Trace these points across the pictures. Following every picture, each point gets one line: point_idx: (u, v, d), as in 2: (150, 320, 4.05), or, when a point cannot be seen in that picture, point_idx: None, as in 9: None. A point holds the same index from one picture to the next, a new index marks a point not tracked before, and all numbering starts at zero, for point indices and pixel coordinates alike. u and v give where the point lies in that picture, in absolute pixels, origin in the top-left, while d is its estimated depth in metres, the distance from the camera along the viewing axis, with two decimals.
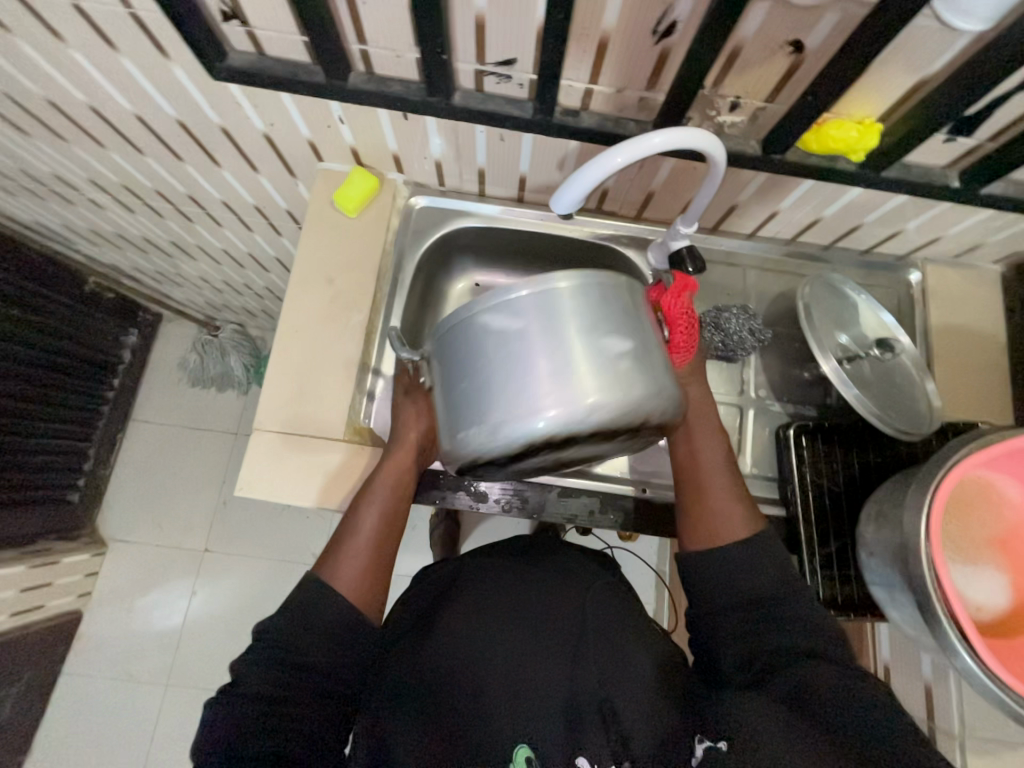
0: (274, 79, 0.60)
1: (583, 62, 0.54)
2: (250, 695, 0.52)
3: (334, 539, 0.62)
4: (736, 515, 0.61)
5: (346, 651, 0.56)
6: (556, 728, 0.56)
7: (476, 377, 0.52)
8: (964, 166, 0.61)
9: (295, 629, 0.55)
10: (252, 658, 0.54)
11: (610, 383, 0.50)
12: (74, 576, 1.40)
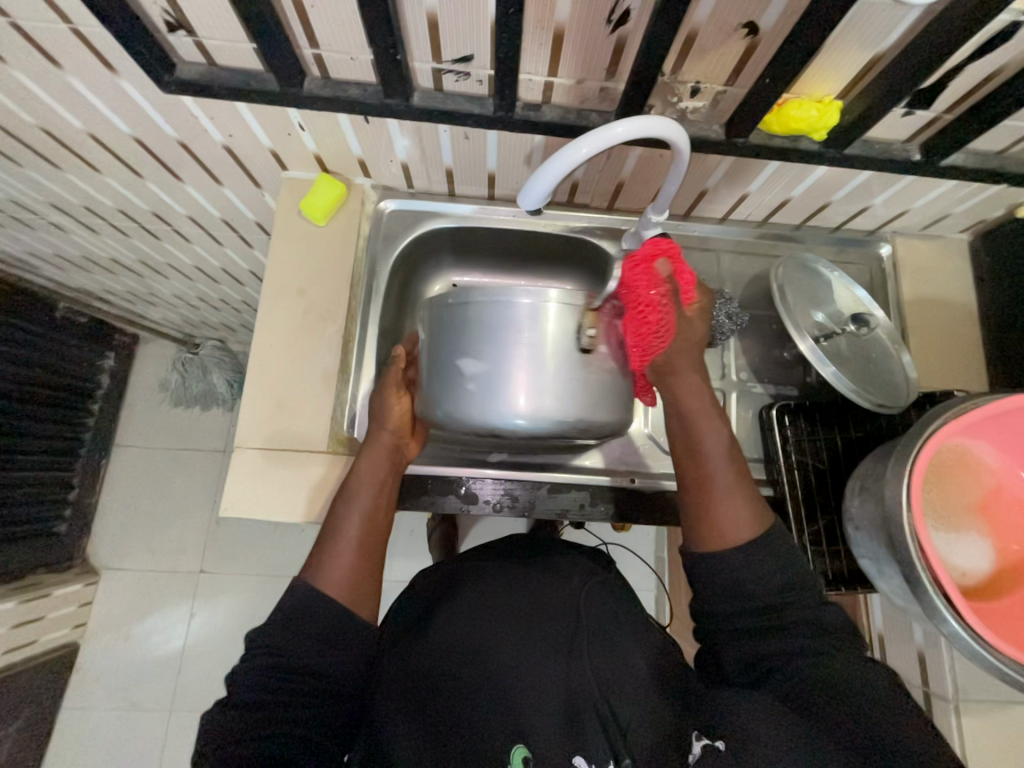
0: (227, 89, 0.59)
1: (540, 55, 0.54)
2: (247, 704, 0.52)
3: (316, 544, 0.61)
4: (741, 510, 0.59)
5: (338, 653, 0.55)
6: (557, 726, 0.56)
7: (461, 353, 0.65)
8: (925, 139, 0.62)
9: (286, 636, 0.55)
10: (245, 665, 0.54)
11: (575, 385, 0.64)
12: (67, 608, 1.37)
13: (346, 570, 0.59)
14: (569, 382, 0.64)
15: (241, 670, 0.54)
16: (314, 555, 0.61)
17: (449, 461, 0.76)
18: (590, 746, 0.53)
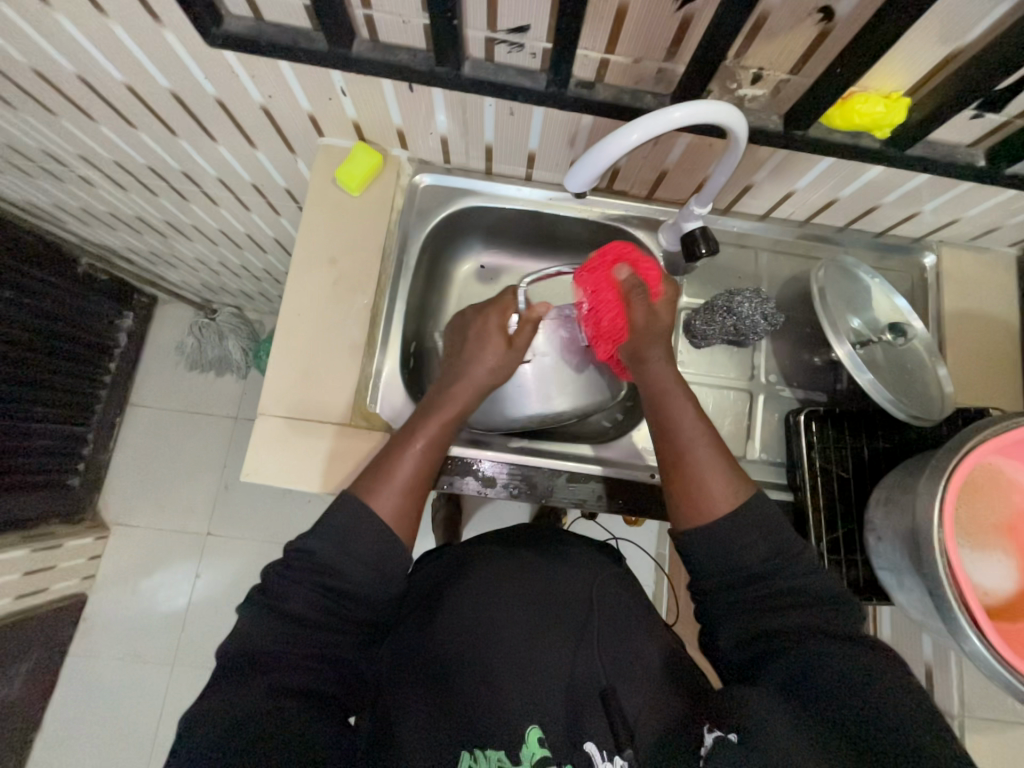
0: (273, 46, 0.57)
1: (599, 29, 0.52)
2: (288, 615, 0.52)
3: (378, 458, 0.61)
4: (717, 484, 0.59)
5: (383, 584, 0.55)
6: (561, 713, 0.56)
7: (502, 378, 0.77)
8: (990, 145, 0.59)
9: (335, 554, 0.54)
10: (288, 575, 0.54)
11: (568, 389, 0.79)
12: (78, 559, 1.41)
13: (401, 489, 0.59)
14: (561, 383, 0.78)
15: (281, 576, 0.54)
16: (368, 472, 0.60)
17: (469, 442, 0.76)
18: (595, 730, 0.53)
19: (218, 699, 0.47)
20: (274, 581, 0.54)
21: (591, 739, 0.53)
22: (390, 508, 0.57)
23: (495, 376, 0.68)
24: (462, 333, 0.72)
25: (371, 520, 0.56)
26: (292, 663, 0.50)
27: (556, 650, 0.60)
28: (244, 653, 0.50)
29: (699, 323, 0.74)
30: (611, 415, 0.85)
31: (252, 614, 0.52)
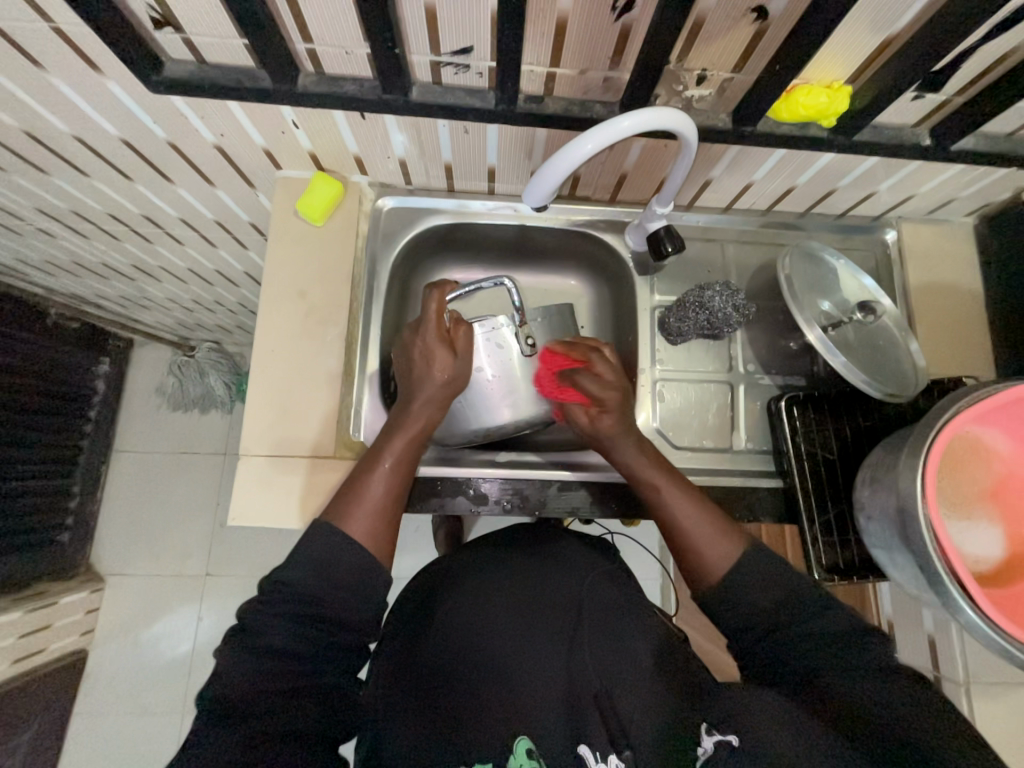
0: (219, 88, 0.57)
1: (542, 44, 0.52)
2: (267, 650, 0.50)
3: (343, 488, 0.59)
4: (711, 550, 0.60)
5: (364, 606, 0.53)
6: (556, 722, 0.54)
7: (468, 392, 0.72)
8: (934, 123, 0.61)
9: (312, 581, 0.52)
10: (264, 609, 0.51)
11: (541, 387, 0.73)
12: (75, 615, 1.37)
13: (374, 512, 0.58)
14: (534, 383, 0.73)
15: (256, 612, 0.52)
16: (337, 498, 0.59)
17: (457, 461, 0.76)
18: (591, 733, 0.52)
19: (195, 747, 0.44)
20: (248, 619, 0.51)
21: (585, 742, 0.51)
22: (364, 531, 0.56)
23: (449, 388, 0.66)
24: (405, 351, 0.67)
25: (350, 546, 0.55)
26: (276, 701, 0.48)
27: (552, 657, 0.60)
28: (220, 700, 0.47)
29: (673, 321, 0.76)
30: None
31: (231, 652, 0.50)
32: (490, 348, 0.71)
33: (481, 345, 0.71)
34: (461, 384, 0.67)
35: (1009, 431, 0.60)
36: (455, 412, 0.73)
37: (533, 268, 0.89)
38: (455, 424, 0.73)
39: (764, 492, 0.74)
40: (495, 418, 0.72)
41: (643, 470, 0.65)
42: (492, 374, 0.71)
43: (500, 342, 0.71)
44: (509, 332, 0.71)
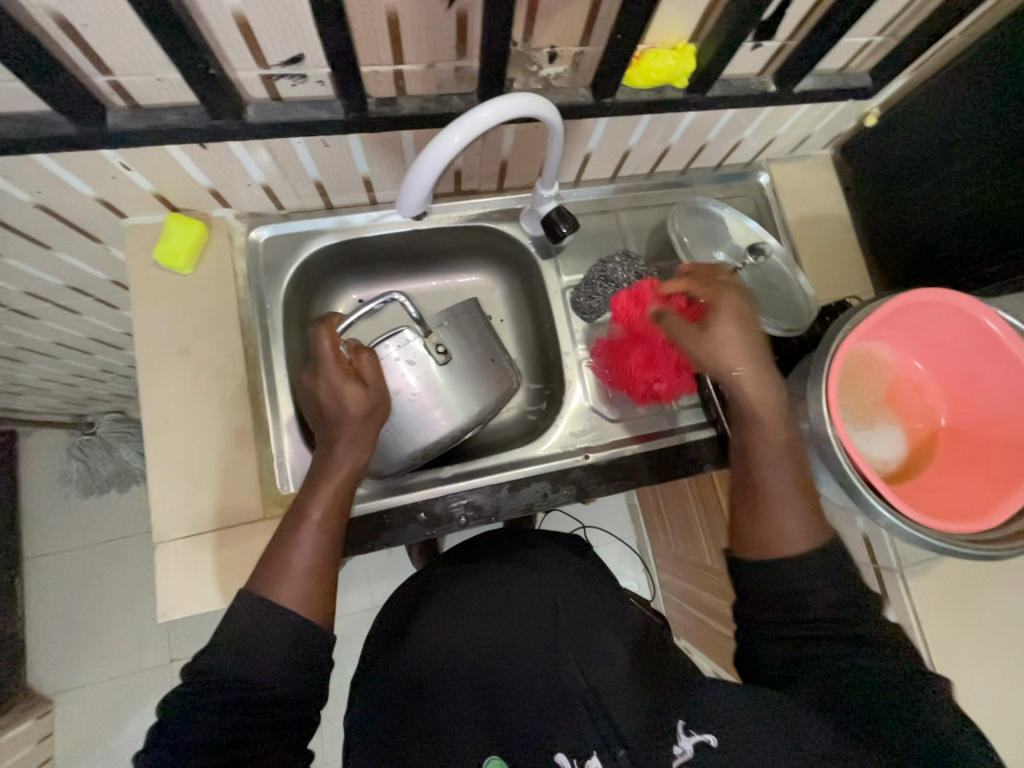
0: (12, 142, 0.48)
1: (378, 42, 0.48)
2: (189, 747, 0.45)
3: (268, 551, 0.55)
4: (791, 523, 0.56)
5: (300, 677, 0.50)
6: (528, 731, 0.55)
7: (394, 417, 0.68)
8: (775, 69, 0.64)
9: (235, 662, 0.48)
10: (186, 701, 0.47)
11: (470, 391, 0.71)
12: (24, 749, 1.21)
13: (305, 575, 0.53)
14: (461, 388, 0.70)
15: (179, 704, 0.47)
16: (264, 564, 0.54)
17: (402, 487, 0.73)
18: (569, 738, 0.54)
19: None
20: (172, 712, 0.47)
21: (560, 750, 0.53)
22: (296, 597, 0.52)
23: (371, 419, 0.62)
24: (311, 395, 0.63)
25: (282, 614, 0.50)
26: None
27: (528, 663, 0.60)
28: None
29: (584, 299, 0.76)
30: (535, 406, 0.84)
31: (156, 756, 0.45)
32: (404, 364, 0.68)
33: (391, 364, 0.68)
34: (382, 413, 0.63)
35: (892, 342, 0.66)
36: (385, 440, 0.69)
37: (440, 271, 0.86)
38: (385, 454, 0.69)
39: (702, 443, 0.77)
40: (432, 435, 0.69)
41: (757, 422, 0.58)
42: (417, 386, 0.68)
43: (413, 355, 0.68)
44: (418, 344, 0.68)
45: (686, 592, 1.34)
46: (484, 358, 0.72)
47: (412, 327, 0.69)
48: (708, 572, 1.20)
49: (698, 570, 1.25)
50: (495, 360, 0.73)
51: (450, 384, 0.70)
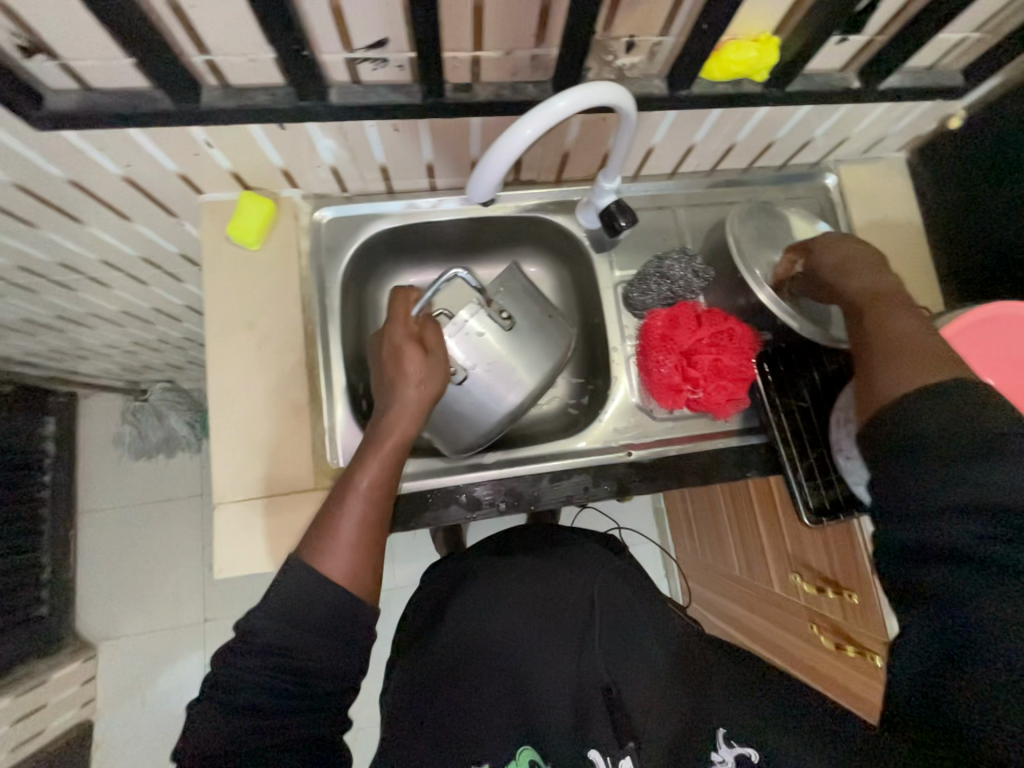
0: (114, 115, 0.51)
1: (461, 29, 0.49)
2: (237, 705, 0.48)
3: (318, 521, 0.57)
4: (907, 373, 0.50)
5: (343, 647, 0.52)
6: (564, 724, 0.59)
7: (467, 393, 0.69)
8: (859, 64, 0.61)
9: (283, 629, 0.50)
10: (235, 659, 0.49)
11: (534, 352, 0.71)
12: (70, 689, 1.29)
13: (350, 548, 0.55)
14: (522, 351, 0.70)
15: (227, 663, 0.50)
16: (313, 532, 0.56)
17: (443, 469, 0.74)
18: (600, 738, 0.56)
19: None
20: (220, 669, 0.49)
21: (594, 747, 0.56)
22: (344, 570, 0.54)
23: (423, 396, 0.62)
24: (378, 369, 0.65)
25: (335, 579, 0.52)
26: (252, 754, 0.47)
27: (561, 658, 0.63)
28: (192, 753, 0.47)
29: (637, 295, 0.76)
30: (577, 400, 0.84)
31: (208, 707, 0.49)
32: (465, 346, 0.68)
33: (455, 347, 0.68)
34: (433, 390, 0.63)
35: (986, 370, 0.59)
36: (462, 413, 0.70)
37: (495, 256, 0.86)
38: (461, 429, 0.71)
39: (747, 448, 0.76)
40: (502, 406, 0.70)
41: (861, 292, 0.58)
42: (481, 363, 0.69)
43: (483, 327, 0.69)
44: (481, 315, 0.69)
45: (714, 601, 1.32)
46: (542, 325, 0.72)
47: (470, 310, 0.69)
48: (737, 583, 1.18)
49: (727, 580, 1.22)
50: (553, 319, 0.72)
51: (511, 349, 0.70)
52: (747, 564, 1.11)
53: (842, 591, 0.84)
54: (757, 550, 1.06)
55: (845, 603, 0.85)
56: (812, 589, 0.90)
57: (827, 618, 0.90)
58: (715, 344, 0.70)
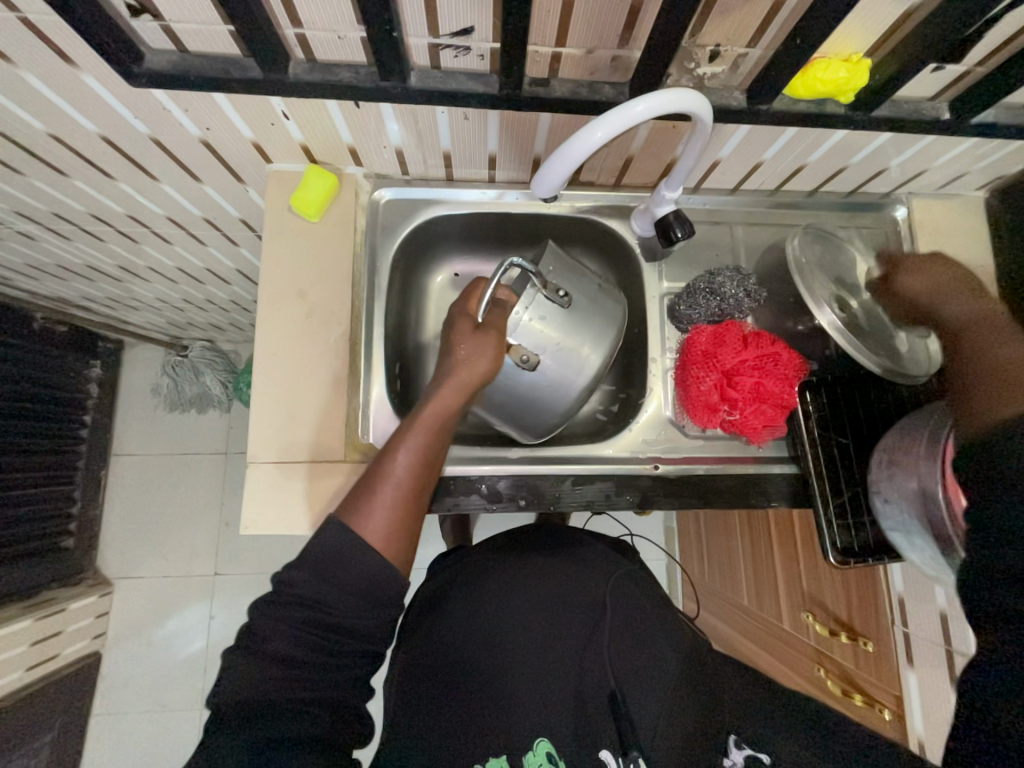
0: (205, 79, 0.53)
1: (548, 23, 0.49)
2: (271, 655, 0.50)
3: (360, 484, 0.59)
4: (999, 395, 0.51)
5: (377, 609, 0.53)
6: (568, 721, 0.60)
7: (539, 378, 0.71)
8: (952, 95, 0.59)
9: (317, 585, 0.52)
10: (273, 609, 0.51)
11: (594, 327, 0.71)
12: (85, 620, 1.36)
13: (386, 512, 0.56)
14: (583, 326, 0.71)
15: (265, 611, 0.52)
16: (355, 493, 0.58)
17: (468, 458, 0.75)
18: (608, 738, 0.59)
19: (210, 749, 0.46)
20: (258, 616, 0.52)
21: (605, 747, 0.58)
22: (378, 532, 0.55)
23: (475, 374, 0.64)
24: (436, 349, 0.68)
25: (362, 543, 0.54)
26: (280, 705, 0.49)
27: (568, 655, 0.64)
28: (226, 702, 0.48)
29: (684, 308, 0.74)
30: (606, 407, 0.84)
31: (242, 656, 0.50)
32: (522, 340, 0.69)
33: (513, 341, 0.69)
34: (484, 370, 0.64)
35: None
36: (537, 400, 0.72)
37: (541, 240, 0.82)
38: (532, 414, 0.73)
39: (777, 477, 0.74)
40: (557, 397, 0.72)
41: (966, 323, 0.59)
42: (540, 356, 0.70)
43: (538, 319, 0.69)
44: (541, 296, 0.69)
45: (714, 625, 1.30)
46: (596, 298, 0.72)
47: (526, 300, 0.69)
48: (743, 613, 1.16)
49: (733, 609, 1.20)
50: (608, 294, 0.73)
51: (564, 337, 0.70)
52: (757, 595, 1.09)
53: (856, 638, 0.82)
54: (769, 583, 1.04)
55: (858, 649, 0.83)
56: (824, 630, 0.87)
57: (836, 662, 0.88)
58: (759, 367, 0.68)
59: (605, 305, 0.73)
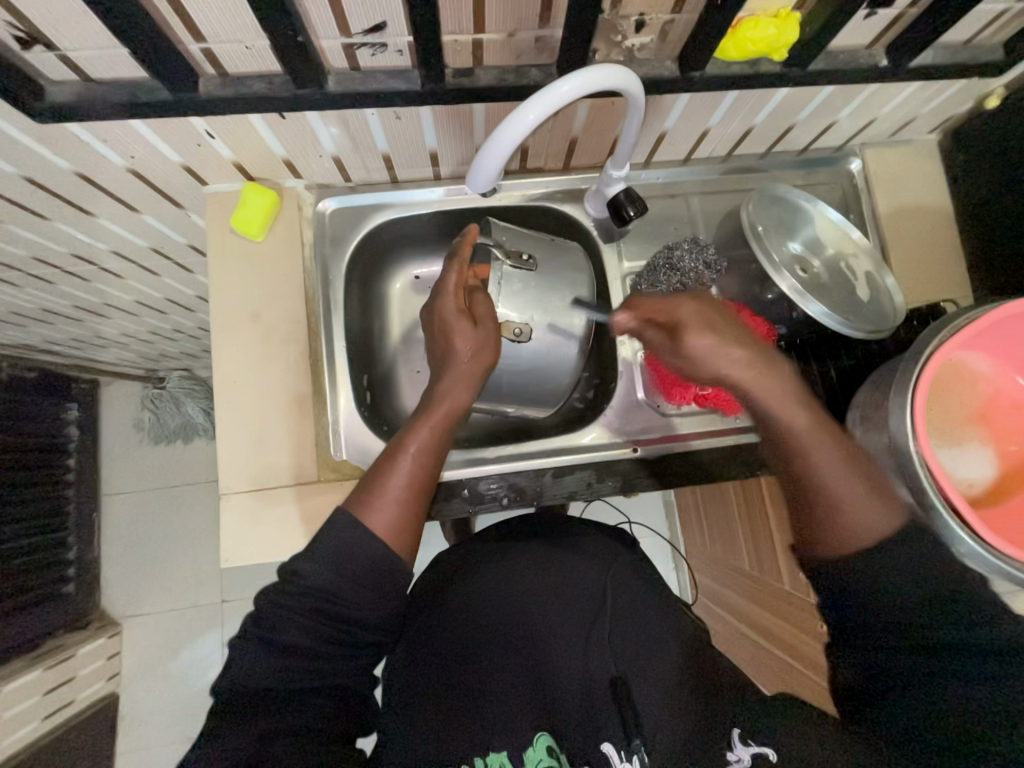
0: (115, 106, 0.51)
1: (460, 11, 0.47)
2: (283, 644, 0.50)
3: (368, 477, 0.58)
4: (865, 514, 0.51)
5: (381, 598, 0.52)
6: (576, 715, 0.60)
7: (535, 353, 0.71)
8: (888, 40, 0.58)
9: (330, 576, 0.51)
10: (286, 599, 0.51)
11: (567, 282, 0.71)
12: (97, 662, 1.35)
13: (396, 504, 0.55)
14: (556, 283, 0.71)
15: (277, 600, 0.51)
16: (363, 486, 0.57)
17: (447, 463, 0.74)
18: (610, 730, 0.57)
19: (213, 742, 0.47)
20: (270, 605, 0.51)
21: (607, 741, 0.56)
22: (388, 524, 0.54)
23: (476, 361, 0.64)
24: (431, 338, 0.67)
25: (370, 533, 0.52)
26: (296, 694, 0.49)
27: (569, 645, 0.64)
28: (243, 691, 0.48)
29: (645, 286, 0.74)
30: (582, 394, 0.82)
31: (255, 641, 0.50)
32: (508, 317, 0.70)
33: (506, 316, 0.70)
34: (486, 355, 0.64)
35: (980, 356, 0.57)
36: (544, 372, 0.72)
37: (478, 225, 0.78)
38: (539, 389, 0.73)
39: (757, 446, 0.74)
40: (560, 360, 0.72)
41: (778, 409, 0.55)
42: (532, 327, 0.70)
43: (516, 292, 0.70)
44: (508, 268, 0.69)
45: (718, 592, 1.32)
46: (560, 254, 0.72)
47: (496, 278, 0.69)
48: (744, 577, 1.17)
49: (734, 574, 1.22)
50: (576, 249, 0.73)
51: (546, 306, 0.71)
52: (757, 559, 1.10)
53: None
54: (768, 546, 1.04)
55: None
56: None
57: None
58: None
59: (570, 259, 0.72)
